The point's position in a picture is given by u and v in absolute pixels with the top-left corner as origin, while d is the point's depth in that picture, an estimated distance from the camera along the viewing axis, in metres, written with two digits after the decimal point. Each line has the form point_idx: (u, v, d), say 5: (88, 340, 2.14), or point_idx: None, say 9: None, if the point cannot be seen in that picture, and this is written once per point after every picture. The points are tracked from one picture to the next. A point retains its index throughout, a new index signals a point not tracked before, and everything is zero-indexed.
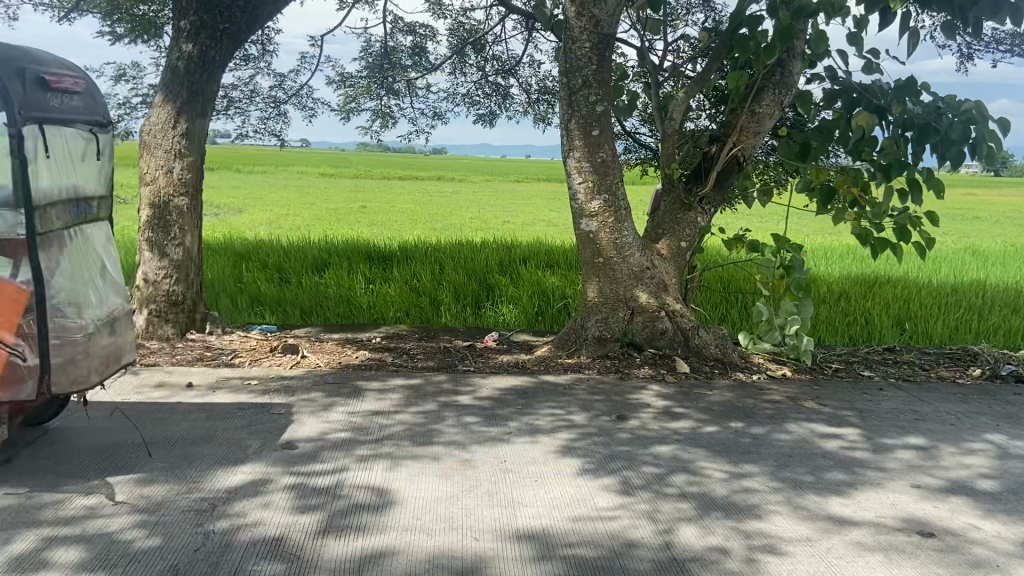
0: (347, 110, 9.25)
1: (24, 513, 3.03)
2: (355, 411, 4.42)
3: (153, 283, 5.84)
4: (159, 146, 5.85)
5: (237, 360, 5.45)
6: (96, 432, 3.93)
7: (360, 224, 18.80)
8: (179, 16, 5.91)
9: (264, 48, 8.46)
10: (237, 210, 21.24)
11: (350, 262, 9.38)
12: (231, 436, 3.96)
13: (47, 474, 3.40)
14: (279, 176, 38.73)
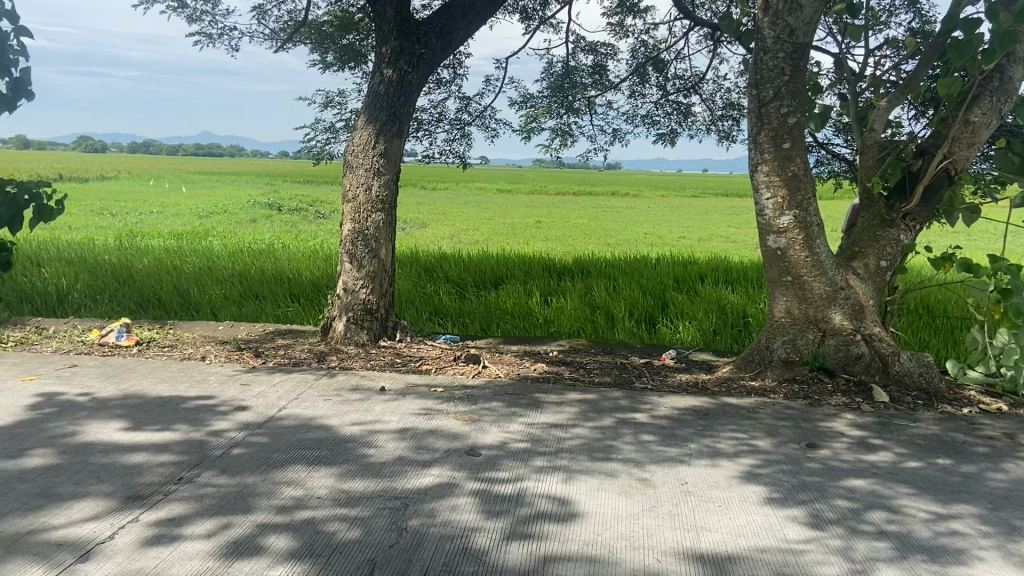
0: (528, 129, 9.49)
1: (242, 500, 3.34)
2: (534, 423, 4.50)
3: (351, 291, 6.25)
4: (360, 165, 6.27)
5: (423, 367, 5.72)
6: (300, 429, 4.26)
7: (536, 239, 19.15)
8: (381, 43, 6.35)
9: (453, 71, 8.90)
10: (421, 225, 22.34)
11: (527, 276, 9.59)
12: (420, 439, 4.15)
13: (260, 466, 3.73)
14: (459, 193, 40.24)
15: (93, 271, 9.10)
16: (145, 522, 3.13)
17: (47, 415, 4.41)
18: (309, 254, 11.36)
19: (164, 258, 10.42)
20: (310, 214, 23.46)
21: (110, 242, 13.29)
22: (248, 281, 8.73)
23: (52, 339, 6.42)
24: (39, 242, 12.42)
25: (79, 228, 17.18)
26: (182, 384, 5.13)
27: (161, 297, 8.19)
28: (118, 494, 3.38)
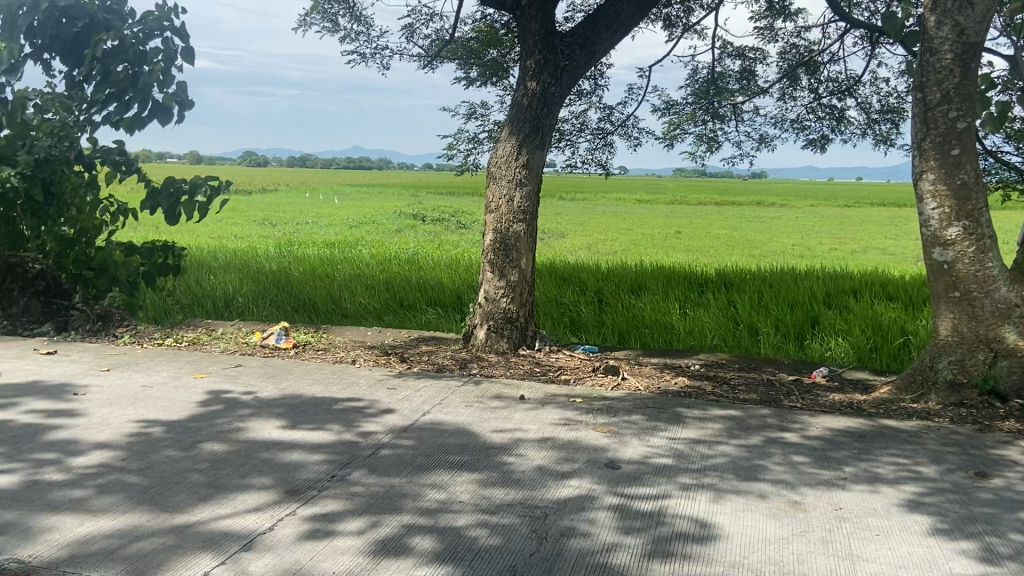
0: (670, 137, 9.35)
1: (390, 500, 3.47)
2: (676, 438, 4.41)
3: (492, 300, 6.37)
4: (503, 176, 6.38)
5: (562, 378, 5.74)
6: (444, 434, 4.37)
7: (675, 250, 18.81)
8: (526, 56, 6.46)
9: (595, 81, 8.92)
10: (561, 235, 22.45)
11: (667, 287, 9.44)
12: (560, 449, 4.16)
13: (406, 468, 3.85)
14: (598, 203, 40.13)
15: (256, 277, 9.76)
16: (302, 516, 3.31)
17: (216, 410, 4.76)
18: (452, 263, 11.67)
19: (319, 266, 11.04)
20: (454, 225, 24.11)
21: (272, 250, 14.20)
22: (395, 288, 9.07)
23: (221, 340, 6.93)
24: (211, 250, 13.48)
25: (243, 237, 18.48)
26: (334, 386, 5.39)
27: (315, 303, 8.67)
28: (279, 488, 3.60)
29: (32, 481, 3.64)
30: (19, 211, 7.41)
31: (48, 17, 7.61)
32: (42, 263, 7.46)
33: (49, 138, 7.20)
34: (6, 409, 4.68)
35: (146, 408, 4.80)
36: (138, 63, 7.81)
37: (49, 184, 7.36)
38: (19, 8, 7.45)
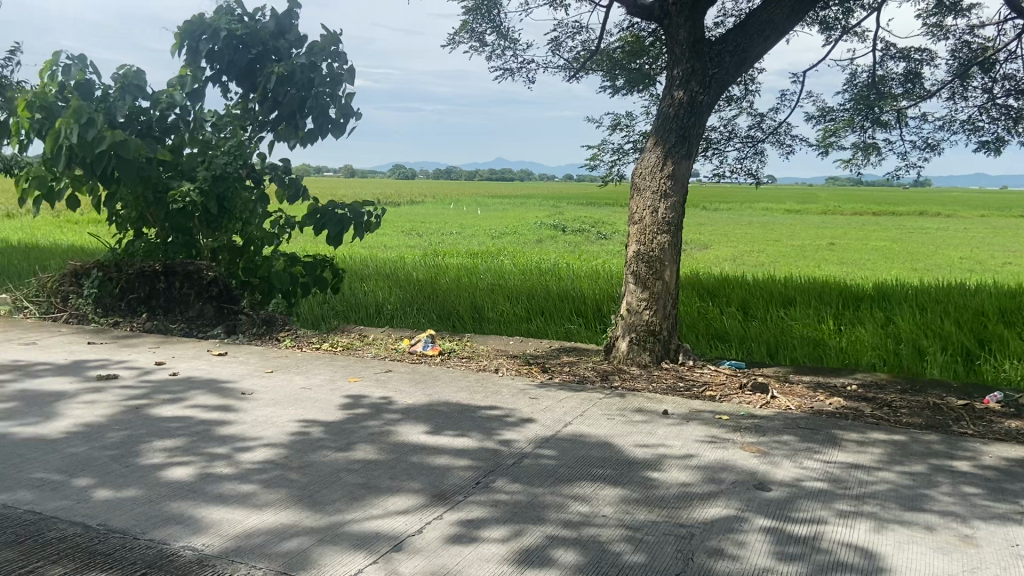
0: (825, 144, 8.93)
1: (534, 510, 3.50)
2: (831, 461, 4.18)
3: (635, 313, 6.30)
4: (647, 187, 6.30)
5: (708, 393, 5.58)
6: (586, 446, 4.37)
7: (827, 262, 17.93)
8: (673, 65, 6.36)
9: (745, 88, 8.67)
10: (704, 246, 21.90)
11: (820, 301, 9.00)
12: (706, 468, 4.05)
13: (549, 478, 3.87)
14: (744, 213, 38.88)
15: (405, 286, 10.11)
16: (448, 521, 3.39)
17: (368, 413, 4.98)
18: (593, 274, 11.64)
19: (463, 275, 11.30)
20: (594, 236, 24.08)
21: (420, 259, 14.70)
22: (536, 298, 9.15)
23: (372, 346, 7.24)
24: (362, 259, 14.12)
25: (391, 247, 19.25)
26: (478, 394, 5.51)
27: (460, 312, 8.86)
28: (426, 492, 3.71)
29: (205, 473, 3.93)
30: (196, 223, 8.19)
31: (227, 44, 8.16)
32: (216, 270, 8.14)
33: (225, 156, 7.89)
34: (182, 405, 5.10)
35: (304, 408, 5.08)
36: (305, 85, 8.35)
37: (222, 200, 8.02)
38: (202, 35, 8.10)
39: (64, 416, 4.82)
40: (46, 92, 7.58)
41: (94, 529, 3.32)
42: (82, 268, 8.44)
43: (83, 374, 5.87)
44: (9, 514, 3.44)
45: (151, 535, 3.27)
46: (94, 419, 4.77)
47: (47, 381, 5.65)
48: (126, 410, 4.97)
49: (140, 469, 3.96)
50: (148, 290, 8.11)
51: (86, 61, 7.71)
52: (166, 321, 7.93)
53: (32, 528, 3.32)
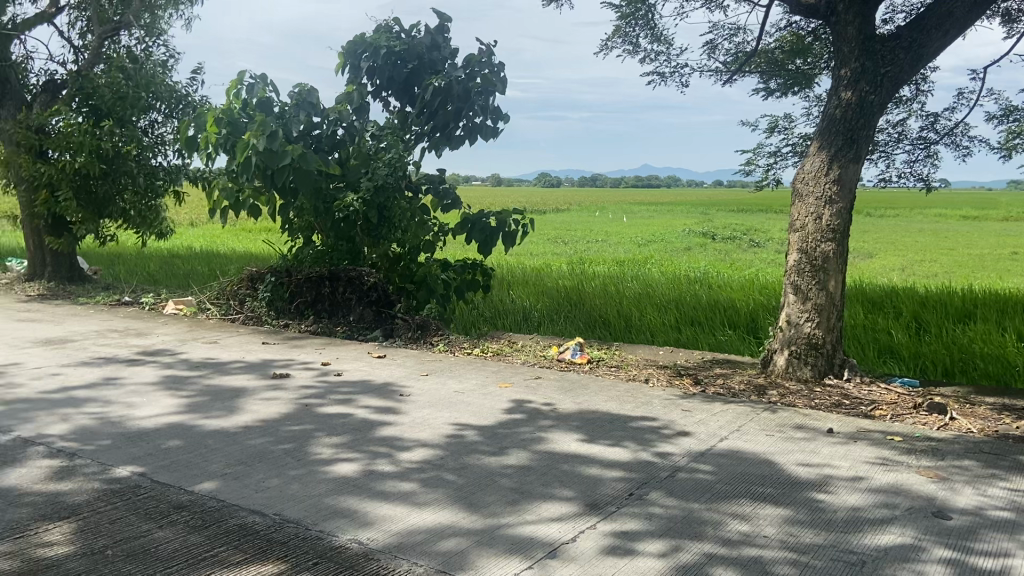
0: (1010, 146, 8.19)
1: (691, 525, 3.41)
2: (1021, 490, 3.81)
3: (795, 325, 6.03)
4: (810, 193, 6.02)
5: (876, 412, 5.24)
6: (744, 462, 4.21)
7: (1009, 273, 16.42)
8: (840, 65, 6.06)
9: (915, 87, 8.12)
10: (867, 255, 20.64)
11: (1003, 316, 8.24)
12: (876, 492, 3.80)
13: (705, 494, 3.77)
14: (911, 219, 36.32)
15: (552, 293, 10.15)
16: (602, 531, 3.37)
17: (520, 419, 5.05)
18: (746, 283, 11.25)
19: (609, 283, 11.23)
20: (746, 243, 23.30)
21: (568, 267, 14.75)
22: (685, 308, 8.94)
23: (522, 352, 7.35)
24: (511, 267, 14.35)
25: (539, 254, 19.43)
26: (629, 404, 5.45)
27: (607, 320, 8.80)
28: (580, 501, 3.71)
29: (368, 470, 4.12)
30: (359, 231, 8.56)
31: (387, 61, 8.53)
32: (376, 277, 8.51)
33: (387, 168, 8.27)
34: (347, 404, 5.36)
35: (459, 412, 5.22)
36: (460, 97, 8.62)
37: (383, 209, 8.42)
38: (365, 53, 8.53)
39: (243, 411, 5.20)
40: (233, 108, 8.24)
41: (271, 518, 3.56)
42: (257, 274, 9.04)
43: (259, 372, 6.31)
44: (197, 500, 3.75)
45: (321, 526, 3.46)
46: (269, 414, 5.12)
47: (228, 378, 6.12)
48: (297, 407, 5.29)
49: (310, 464, 4.21)
50: (314, 294, 8.64)
51: (267, 80, 8.33)
52: (330, 323, 8.48)
53: (216, 514, 3.60)
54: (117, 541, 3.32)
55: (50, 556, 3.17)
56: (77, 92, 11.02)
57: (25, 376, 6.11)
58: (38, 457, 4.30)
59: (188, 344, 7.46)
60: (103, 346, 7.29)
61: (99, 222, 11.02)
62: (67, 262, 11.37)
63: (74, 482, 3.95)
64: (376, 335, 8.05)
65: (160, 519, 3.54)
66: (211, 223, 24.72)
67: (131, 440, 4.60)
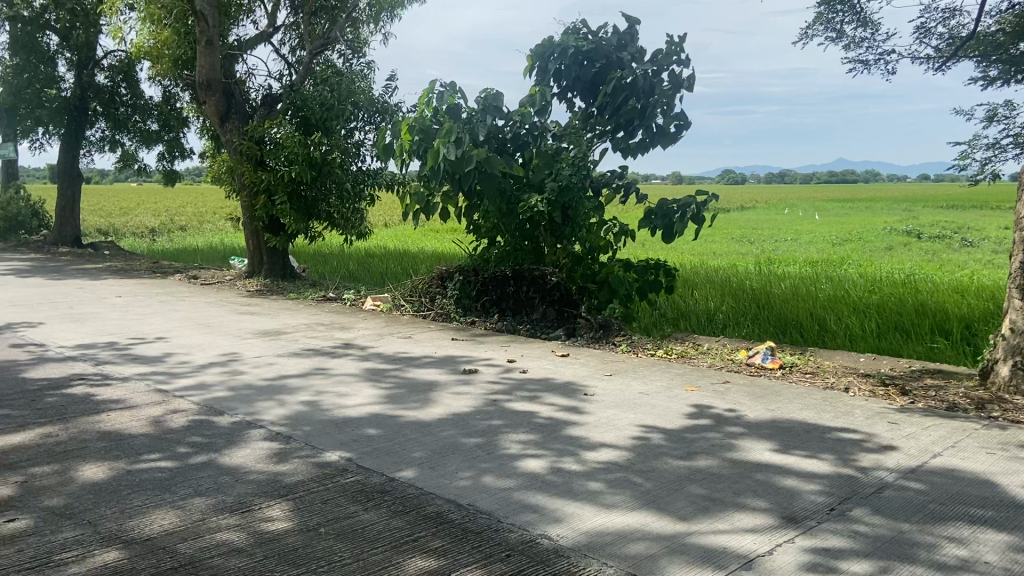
0: None
1: (901, 546, 3.17)
2: None
3: (1021, 332, 5.43)
4: None
5: None
6: (962, 481, 3.85)
7: None
8: None
9: None
10: None
11: None
12: None
13: (916, 514, 3.48)
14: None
15: (738, 295, 9.77)
16: (800, 545, 3.21)
17: (709, 425, 4.91)
18: (959, 287, 10.26)
19: (801, 285, 10.63)
20: (957, 242, 21.26)
21: (756, 268, 14.16)
22: (888, 312, 8.27)
23: (708, 355, 7.15)
24: (694, 267, 13.98)
25: (724, 254, 18.80)
26: (826, 413, 5.14)
27: (799, 323, 8.34)
28: (775, 513, 3.55)
29: (556, 468, 4.17)
30: (542, 231, 8.72)
31: (573, 61, 8.62)
32: (558, 276, 8.56)
33: (570, 167, 8.33)
34: (534, 402, 5.47)
35: (645, 414, 5.16)
36: (645, 93, 8.59)
37: (568, 207, 8.50)
38: (551, 55, 8.67)
39: (437, 404, 5.44)
40: (424, 116, 8.66)
41: (464, 508, 3.69)
42: (446, 272, 9.42)
43: (450, 367, 6.58)
44: (397, 486, 3.97)
45: (512, 520, 3.55)
46: (460, 408, 5.32)
47: (422, 372, 6.43)
48: (486, 402, 5.46)
49: (500, 458, 4.33)
50: (500, 292, 8.92)
51: (456, 87, 8.65)
52: (514, 321, 8.67)
53: (414, 501, 3.79)
54: (328, 520, 3.58)
55: (272, 530, 3.48)
56: (291, 105, 12.01)
57: (247, 364, 6.74)
58: (260, 438, 4.74)
59: (385, 338, 7.91)
60: (311, 339, 7.92)
61: (307, 224, 11.94)
62: (280, 260, 12.43)
63: (290, 463, 4.31)
64: (558, 334, 8.13)
65: (365, 502, 3.79)
66: (403, 224, 26.05)
67: (338, 427, 4.95)
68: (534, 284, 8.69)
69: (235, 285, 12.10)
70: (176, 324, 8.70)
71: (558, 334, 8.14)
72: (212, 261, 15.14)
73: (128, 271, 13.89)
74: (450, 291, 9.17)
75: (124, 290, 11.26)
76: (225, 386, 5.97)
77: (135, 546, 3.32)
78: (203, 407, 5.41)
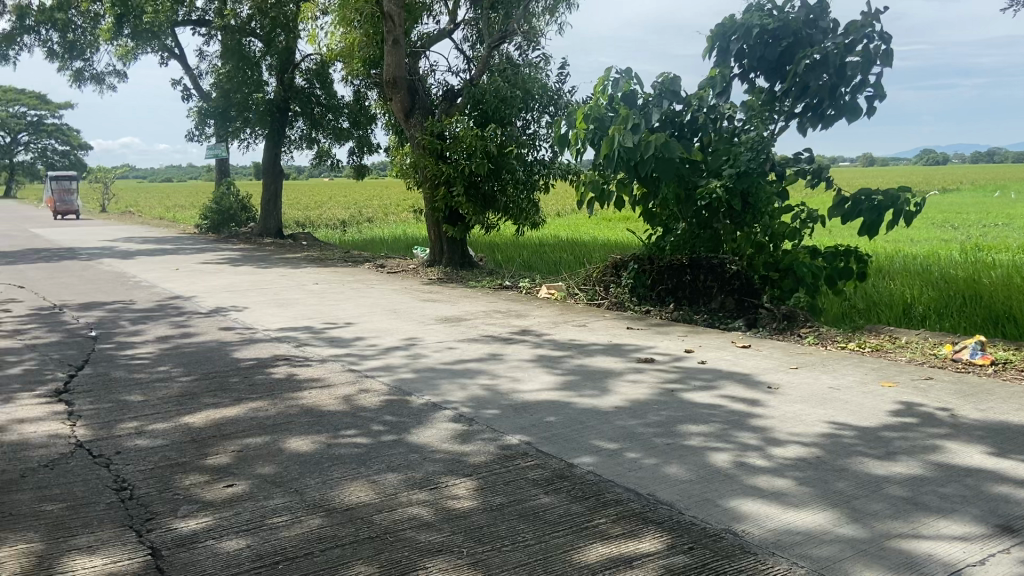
0: None
1: None
2: None
3: None
4: None
5: None
6: None
7: None
8: None
9: None
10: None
11: None
12: None
13: None
14: None
15: (940, 284, 8.95)
16: (1020, 559, 2.92)
17: (910, 424, 4.55)
18: None
19: (1017, 274, 9.56)
20: None
21: (960, 255, 12.93)
22: None
23: (907, 350, 6.61)
24: (887, 255, 12.99)
25: (922, 241, 17.36)
26: None
27: (1013, 315, 7.52)
28: (989, 521, 3.24)
29: (740, 462, 4.03)
30: (720, 218, 8.44)
31: (759, 40, 8.27)
32: (738, 264, 8.28)
33: (750, 151, 8.07)
34: (715, 393, 5.32)
35: (836, 410, 4.87)
36: (835, 71, 8.10)
37: (747, 194, 8.20)
38: (733, 35, 8.34)
39: (614, 392, 5.42)
40: (599, 104, 8.63)
41: (645, 497, 3.65)
42: (621, 260, 9.35)
43: (626, 355, 6.54)
44: (577, 471, 4.00)
45: (695, 512, 3.48)
46: (638, 396, 5.28)
47: (598, 359, 6.43)
48: (664, 391, 5.38)
49: (680, 449, 4.25)
50: (675, 281, 8.67)
51: (631, 73, 8.55)
52: (690, 310, 8.44)
53: (594, 487, 3.80)
54: (511, 501, 3.67)
55: (458, 507, 3.62)
56: (467, 100, 12.39)
57: (430, 348, 7.05)
58: (445, 419, 4.94)
59: (561, 326, 7.99)
60: (490, 325, 8.14)
61: (485, 215, 12.27)
62: (459, 250, 12.89)
63: (473, 444, 4.45)
64: (739, 325, 7.82)
65: (546, 485, 3.85)
66: (575, 213, 26.17)
67: (517, 411, 5.06)
68: (710, 271, 8.43)
69: (418, 273, 12.68)
70: (366, 309, 9.25)
71: (739, 325, 7.83)
72: (397, 251, 15.95)
73: (323, 260, 14.94)
74: (625, 279, 9.08)
75: (320, 278, 12.12)
76: (410, 369, 6.28)
77: (336, 515, 3.57)
78: (393, 388, 5.72)
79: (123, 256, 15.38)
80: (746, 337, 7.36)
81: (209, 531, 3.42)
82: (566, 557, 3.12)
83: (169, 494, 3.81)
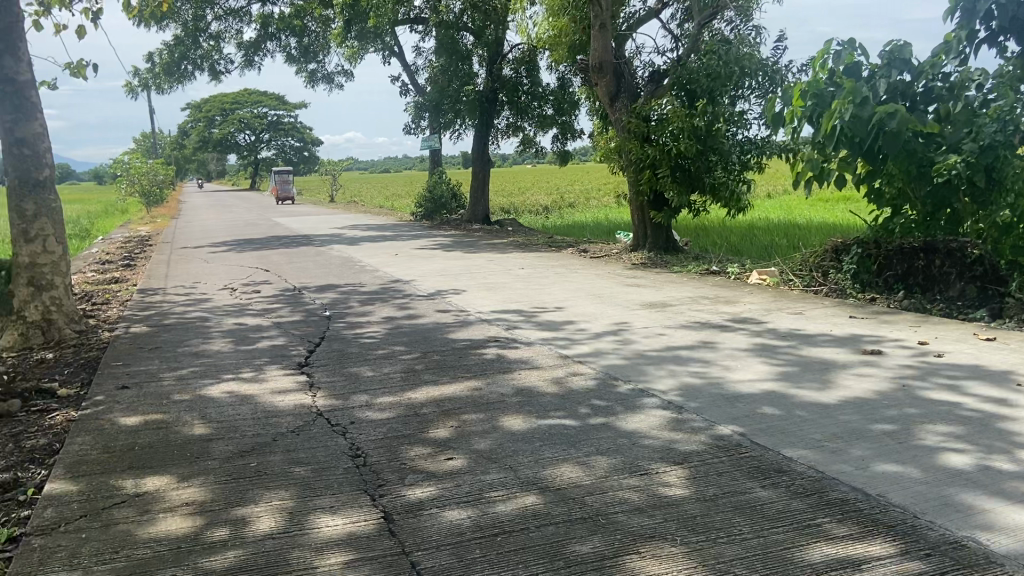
0: None
1: None
2: None
3: None
4: None
5: None
6: None
7: None
8: None
9: None
10: None
11: None
12: None
13: None
14: None
15: None
16: None
17: None
18: None
19: None
20: None
21: None
22: None
23: None
24: None
25: None
26: None
27: None
28: None
29: (985, 466, 3.65)
30: (961, 196, 7.68)
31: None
32: (981, 248, 7.48)
33: (994, 123, 7.36)
34: (955, 390, 4.84)
35: None
36: None
37: (991, 169, 7.44)
38: None
39: (835, 385, 5.10)
40: (817, 79, 8.09)
41: (874, 499, 3.41)
42: (842, 245, 8.71)
43: (848, 346, 6.13)
44: (796, 466, 3.82)
45: (932, 517, 3.19)
46: (862, 391, 4.93)
47: (817, 350, 6.08)
48: (893, 386, 4.98)
49: (913, 449, 3.92)
50: (906, 267, 7.88)
51: (855, 43, 7.96)
52: (924, 299, 7.62)
53: (815, 484, 3.61)
54: (725, 493, 3.57)
55: (670, 495, 3.58)
56: (674, 81, 12.14)
57: (638, 334, 7.01)
58: (654, 406, 4.89)
59: (775, 313, 7.64)
60: (698, 312, 7.95)
61: (689, 196, 12.02)
62: (664, 234, 12.68)
63: (684, 433, 4.38)
64: (982, 315, 6.98)
65: (762, 479, 3.70)
66: (788, 194, 24.82)
67: (730, 401, 4.91)
68: (952, 257, 7.58)
69: (623, 258, 12.64)
70: (572, 293, 9.38)
71: (985, 317, 6.96)
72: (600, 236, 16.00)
73: (529, 245, 15.30)
74: (847, 262, 8.35)
75: (527, 263, 12.43)
76: (618, 354, 6.29)
77: (550, 494, 3.66)
78: (601, 372, 5.75)
79: (350, 242, 16.68)
80: (988, 329, 6.53)
81: (434, 499, 3.65)
82: (788, 554, 2.99)
83: (397, 464, 4.10)
